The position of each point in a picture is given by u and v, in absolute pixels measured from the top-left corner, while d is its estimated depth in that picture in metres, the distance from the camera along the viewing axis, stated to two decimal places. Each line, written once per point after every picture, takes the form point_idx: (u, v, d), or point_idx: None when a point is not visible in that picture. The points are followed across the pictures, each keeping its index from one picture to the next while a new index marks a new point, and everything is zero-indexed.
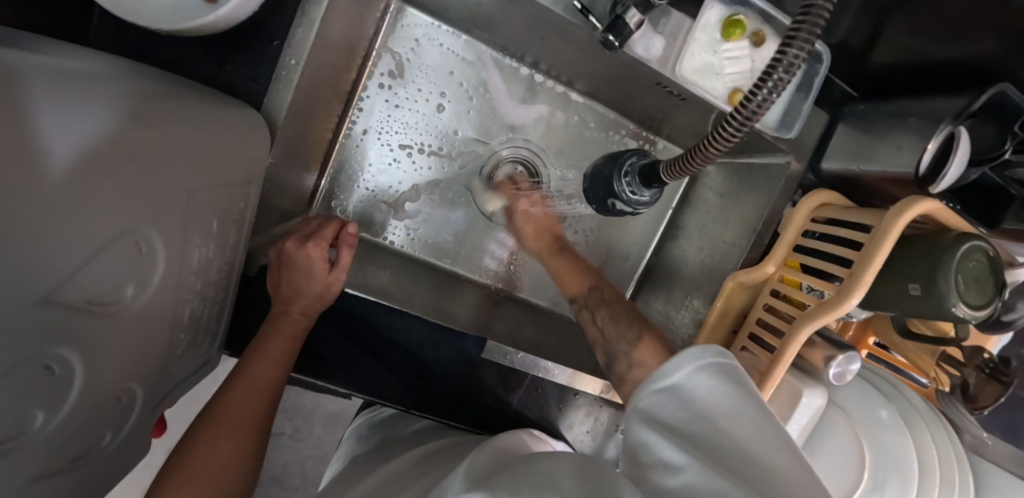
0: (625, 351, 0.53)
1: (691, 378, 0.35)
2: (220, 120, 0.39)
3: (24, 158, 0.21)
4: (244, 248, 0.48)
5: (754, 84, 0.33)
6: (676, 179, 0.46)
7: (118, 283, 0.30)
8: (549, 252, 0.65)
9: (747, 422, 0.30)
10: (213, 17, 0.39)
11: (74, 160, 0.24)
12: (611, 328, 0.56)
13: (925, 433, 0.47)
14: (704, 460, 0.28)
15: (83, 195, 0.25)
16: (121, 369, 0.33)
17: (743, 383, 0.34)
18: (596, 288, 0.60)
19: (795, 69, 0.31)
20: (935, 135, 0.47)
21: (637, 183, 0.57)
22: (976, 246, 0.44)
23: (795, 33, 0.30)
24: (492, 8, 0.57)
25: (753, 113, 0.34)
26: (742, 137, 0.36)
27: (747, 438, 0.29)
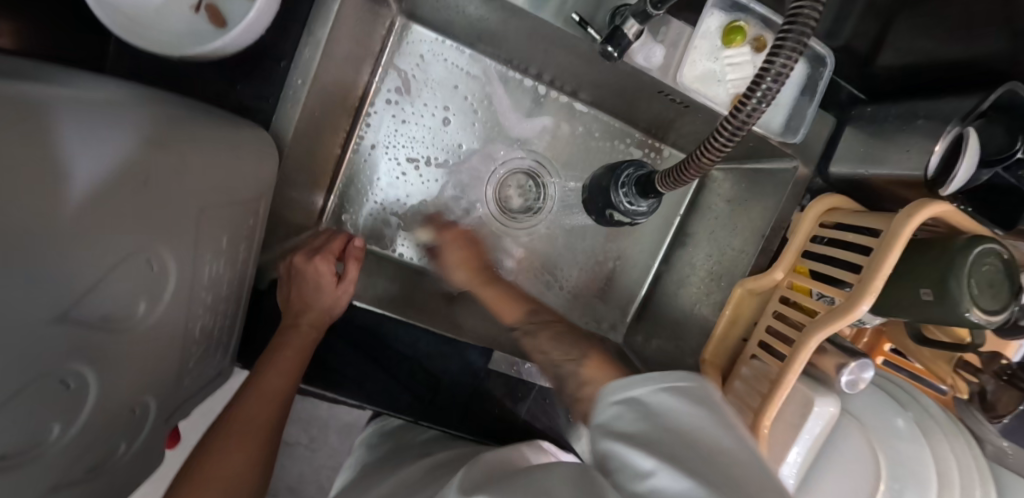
0: (572, 370, 0.48)
1: (653, 392, 0.35)
2: (231, 140, 0.41)
3: (45, 183, 0.22)
4: (254, 263, 0.49)
5: (745, 92, 0.32)
6: (672, 189, 0.46)
7: (132, 299, 0.31)
8: (478, 283, 0.62)
9: (708, 426, 0.32)
10: (221, 42, 0.41)
11: (94, 183, 0.26)
12: (554, 350, 0.53)
13: (943, 442, 0.46)
14: (672, 463, 0.29)
15: (101, 214, 0.27)
16: (135, 382, 0.34)
17: (704, 394, 0.35)
18: (536, 312, 0.59)
19: (784, 78, 0.31)
20: (943, 135, 0.47)
21: (633, 193, 0.57)
22: (990, 249, 0.43)
23: (782, 42, 0.30)
24: (494, 23, 0.58)
25: (744, 122, 0.33)
26: (732, 148, 0.35)
27: (707, 440, 0.31)
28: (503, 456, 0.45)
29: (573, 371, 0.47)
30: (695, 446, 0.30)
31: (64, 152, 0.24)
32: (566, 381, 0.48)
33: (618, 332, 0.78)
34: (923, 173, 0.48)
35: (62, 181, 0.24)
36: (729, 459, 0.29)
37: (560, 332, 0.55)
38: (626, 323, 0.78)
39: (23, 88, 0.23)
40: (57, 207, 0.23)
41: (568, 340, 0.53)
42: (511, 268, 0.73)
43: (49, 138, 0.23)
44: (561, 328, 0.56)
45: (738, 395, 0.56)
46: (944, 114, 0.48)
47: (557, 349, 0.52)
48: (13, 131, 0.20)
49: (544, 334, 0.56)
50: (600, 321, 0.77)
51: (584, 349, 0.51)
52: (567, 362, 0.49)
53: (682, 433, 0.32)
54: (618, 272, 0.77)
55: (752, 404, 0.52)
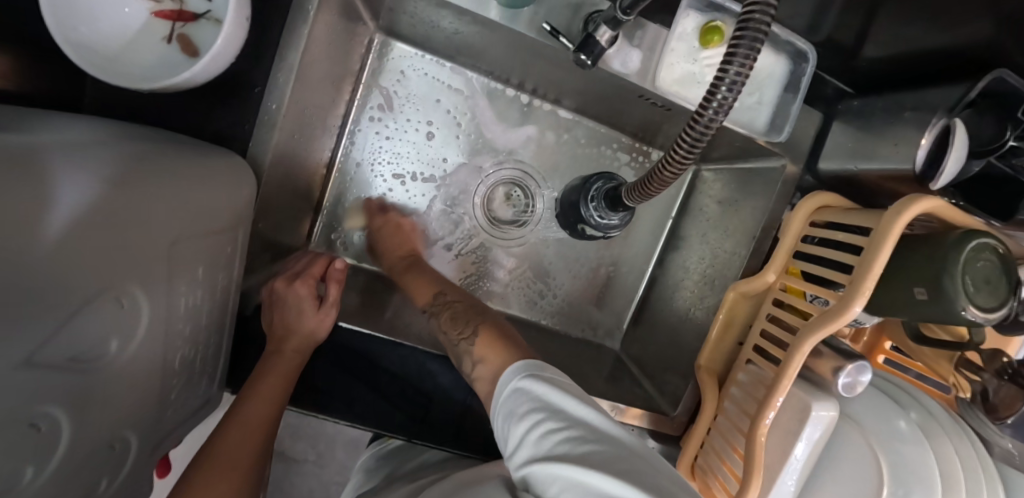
0: (467, 348, 0.47)
1: (532, 387, 0.37)
2: (205, 170, 0.41)
3: (18, 232, 0.23)
4: (237, 290, 0.49)
5: (703, 100, 0.31)
6: (638, 201, 0.45)
7: (103, 337, 0.31)
8: (403, 269, 0.61)
9: (589, 412, 0.35)
10: (189, 74, 0.41)
11: (65, 227, 0.26)
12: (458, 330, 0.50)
13: (944, 443, 0.45)
14: (586, 464, 0.31)
15: (71, 258, 0.27)
16: (113, 418, 0.34)
17: (565, 378, 0.39)
18: (445, 296, 0.55)
19: (739, 86, 0.29)
20: (927, 129, 0.45)
21: (603, 207, 0.57)
22: (984, 244, 0.41)
23: (734, 51, 0.28)
24: (470, 36, 0.58)
25: (704, 132, 0.32)
26: (694, 160, 0.34)
27: (598, 429, 0.34)
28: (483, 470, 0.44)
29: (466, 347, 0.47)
30: (587, 438, 0.33)
31: (32, 199, 0.24)
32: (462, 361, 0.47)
33: (615, 339, 0.77)
34: (911, 167, 0.46)
35: (34, 228, 0.24)
36: (617, 443, 0.33)
37: (463, 311, 0.51)
38: (623, 329, 0.77)
39: None
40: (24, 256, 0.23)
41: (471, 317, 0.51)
42: (502, 279, 0.72)
43: (18, 187, 0.23)
44: (459, 309, 0.52)
45: (734, 401, 0.55)
46: (932, 105, 0.46)
47: (455, 328, 0.50)
48: None
49: (445, 315, 0.53)
50: (596, 328, 0.76)
51: (478, 322, 0.49)
52: (460, 339, 0.48)
53: (577, 426, 0.34)
54: (613, 278, 0.76)
55: (749, 410, 0.51)
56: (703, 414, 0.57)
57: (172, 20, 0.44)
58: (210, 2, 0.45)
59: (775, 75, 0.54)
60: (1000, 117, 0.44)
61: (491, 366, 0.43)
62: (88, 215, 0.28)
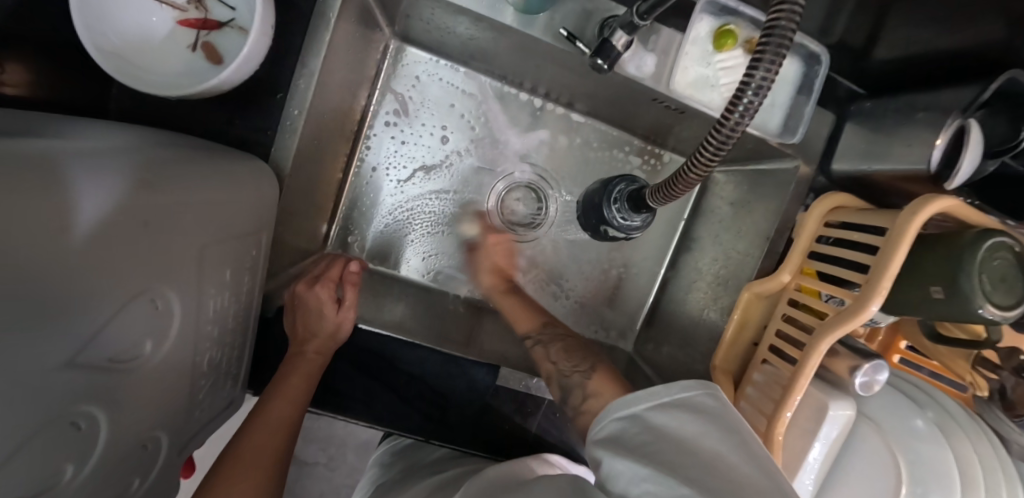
0: (579, 382, 0.47)
1: (655, 406, 0.38)
2: (230, 175, 0.41)
3: (55, 235, 0.24)
4: (259, 293, 0.50)
5: (728, 104, 0.31)
6: (661, 203, 0.45)
7: (139, 339, 0.32)
8: (503, 292, 0.63)
9: (701, 435, 0.35)
10: (216, 82, 0.41)
11: (100, 229, 0.27)
12: (565, 362, 0.51)
13: (962, 441, 0.45)
14: (662, 469, 0.32)
15: (105, 260, 0.28)
16: (146, 417, 0.35)
17: (703, 405, 0.38)
18: (551, 326, 0.57)
19: (765, 90, 0.30)
20: (943, 129, 0.46)
21: (626, 209, 0.57)
22: (1000, 242, 0.42)
23: (759, 57, 0.29)
24: (485, 41, 0.59)
25: (727, 137, 0.33)
26: (716, 164, 0.35)
27: (702, 450, 0.34)
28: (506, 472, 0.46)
29: (578, 384, 0.47)
30: (688, 454, 0.33)
31: (72, 202, 0.25)
32: (570, 395, 0.47)
33: (627, 340, 0.77)
34: (926, 167, 0.47)
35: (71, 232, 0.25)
36: (722, 465, 0.32)
37: (572, 344, 0.53)
38: (635, 330, 0.77)
39: (29, 145, 0.24)
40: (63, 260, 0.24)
41: (578, 353, 0.52)
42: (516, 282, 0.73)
43: (57, 192, 0.24)
44: (569, 342, 0.54)
45: (750, 401, 0.55)
46: (945, 106, 0.46)
47: (567, 360, 0.51)
48: (18, 192, 0.21)
49: (555, 347, 0.53)
50: (608, 329, 0.76)
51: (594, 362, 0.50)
52: (561, 364, 0.51)
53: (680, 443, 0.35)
54: (625, 279, 0.76)
55: (765, 410, 0.51)
56: None
57: (196, 28, 0.45)
58: (233, 10, 0.46)
59: (788, 77, 0.55)
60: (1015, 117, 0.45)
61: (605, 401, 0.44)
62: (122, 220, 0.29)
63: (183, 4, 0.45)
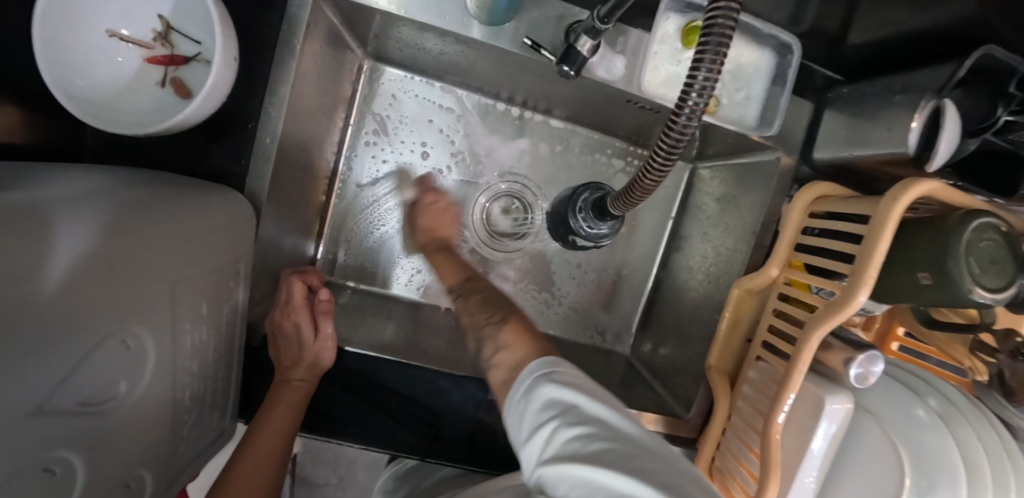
0: (491, 334, 0.44)
1: (552, 382, 0.35)
2: (201, 209, 0.41)
3: (8, 294, 0.24)
4: (242, 322, 0.50)
5: (674, 105, 0.31)
6: (623, 208, 0.44)
7: (113, 380, 0.32)
8: (435, 248, 0.58)
9: (612, 414, 0.34)
10: (180, 118, 0.41)
11: (60, 281, 0.27)
12: (479, 314, 0.47)
13: (966, 427, 0.44)
14: (600, 463, 0.30)
15: (69, 309, 0.28)
16: (125, 459, 0.35)
17: (582, 377, 0.37)
18: (472, 279, 0.52)
19: (709, 91, 0.29)
20: (918, 110, 0.45)
21: (591, 216, 0.57)
22: (986, 223, 0.41)
23: (699, 57, 0.28)
24: (455, 55, 0.59)
25: (677, 140, 0.32)
26: (672, 167, 0.34)
27: (622, 436, 0.32)
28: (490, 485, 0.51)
29: (491, 334, 0.44)
30: (608, 440, 0.32)
31: (28, 254, 0.25)
32: (484, 346, 0.44)
33: (624, 344, 0.77)
34: (906, 151, 0.46)
35: (28, 287, 0.25)
36: (642, 449, 0.32)
37: (492, 296, 0.48)
38: (632, 332, 0.76)
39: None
40: (18, 318, 0.24)
41: (498, 302, 0.48)
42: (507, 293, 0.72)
43: (14, 246, 0.24)
44: (489, 293, 0.49)
45: (746, 400, 0.54)
46: (922, 87, 0.46)
47: (483, 312, 0.47)
48: None
49: (474, 298, 0.49)
50: (604, 333, 0.75)
51: (510, 311, 0.46)
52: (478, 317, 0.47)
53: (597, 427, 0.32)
54: (617, 282, 0.75)
55: (761, 409, 0.50)
56: (717, 414, 0.56)
57: (163, 64, 0.45)
58: (199, 44, 0.46)
59: (761, 70, 0.54)
60: (990, 94, 0.44)
61: (516, 354, 0.41)
62: (82, 268, 0.29)
63: (150, 42, 0.45)
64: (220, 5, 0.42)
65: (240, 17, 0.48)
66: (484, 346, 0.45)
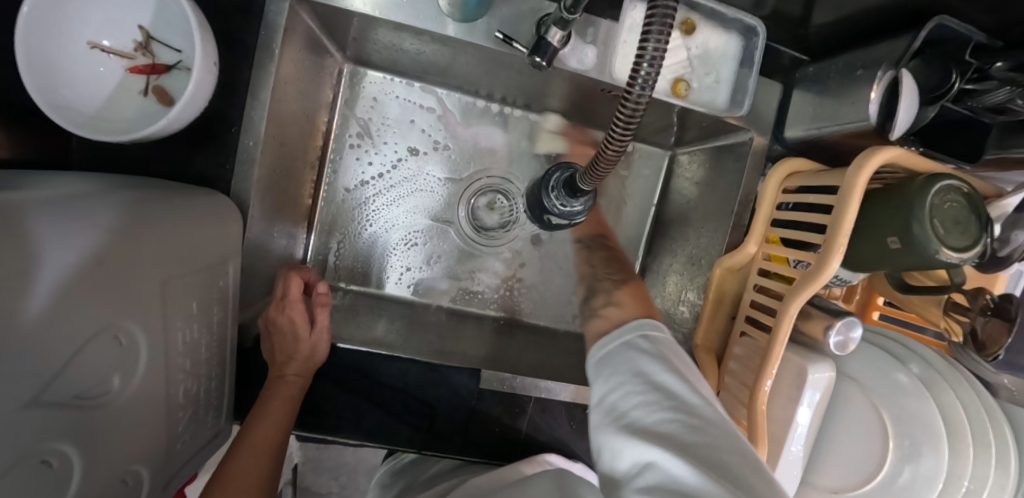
0: (607, 288, 0.58)
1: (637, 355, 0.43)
2: (190, 211, 0.43)
3: (8, 289, 0.25)
4: (233, 323, 0.51)
5: (629, 77, 0.32)
6: (592, 184, 0.45)
7: (106, 375, 0.33)
8: None
9: (686, 391, 0.39)
10: (163, 123, 0.43)
11: (54, 275, 0.28)
12: (599, 267, 0.63)
13: (947, 391, 0.45)
14: (622, 415, 0.40)
15: (65, 303, 0.29)
16: (122, 453, 0.36)
17: (669, 349, 0.44)
18: (601, 236, 0.68)
19: (660, 61, 0.30)
20: (876, 81, 0.47)
21: (563, 194, 0.51)
22: (948, 186, 0.42)
23: (648, 27, 0.30)
24: (434, 55, 0.60)
25: (635, 109, 0.33)
26: (632, 137, 0.35)
27: (680, 406, 0.38)
28: (492, 478, 0.53)
29: (607, 289, 0.58)
30: (663, 406, 0.38)
31: (19, 251, 0.26)
32: (597, 296, 0.58)
33: None
34: (868, 122, 0.47)
35: (21, 281, 0.26)
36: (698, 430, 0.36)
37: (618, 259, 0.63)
38: None
39: None
40: (17, 313, 0.25)
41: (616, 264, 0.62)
42: (496, 283, 0.73)
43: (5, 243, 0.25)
44: (612, 253, 0.65)
45: (733, 376, 0.55)
46: (881, 61, 0.47)
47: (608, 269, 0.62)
48: None
49: (597, 253, 0.66)
50: None
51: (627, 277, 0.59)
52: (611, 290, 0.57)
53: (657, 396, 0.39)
54: None
55: (747, 382, 0.51)
56: None
57: (145, 73, 0.46)
58: (179, 52, 0.48)
59: (729, 53, 0.55)
60: (944, 61, 0.45)
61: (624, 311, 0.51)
62: (74, 264, 0.30)
63: (130, 52, 0.46)
64: (199, 13, 0.43)
65: (219, 25, 0.50)
66: (596, 297, 0.58)
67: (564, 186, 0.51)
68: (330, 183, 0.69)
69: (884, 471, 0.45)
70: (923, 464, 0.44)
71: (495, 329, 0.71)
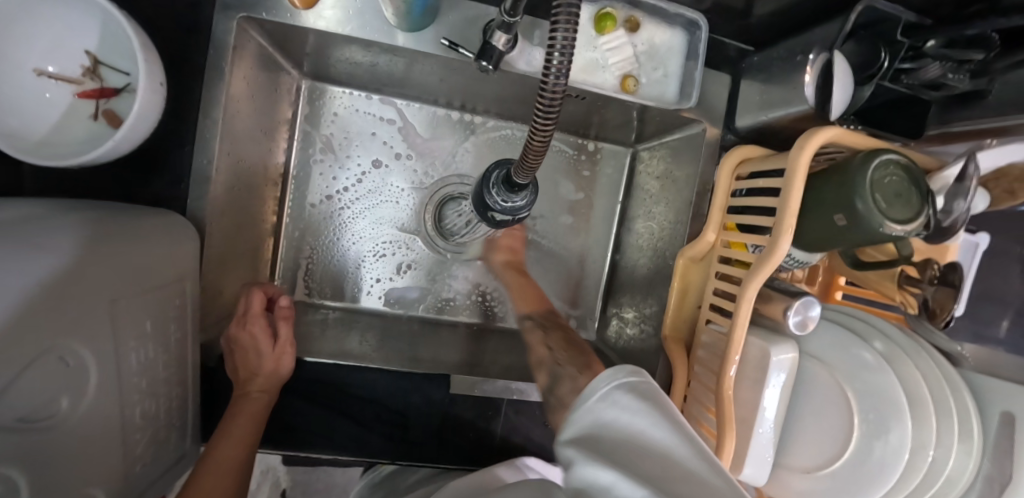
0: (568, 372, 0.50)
1: (624, 393, 0.37)
2: (139, 231, 0.43)
3: None
4: (193, 341, 0.51)
5: (543, 66, 0.32)
6: (529, 178, 0.46)
7: (53, 397, 0.33)
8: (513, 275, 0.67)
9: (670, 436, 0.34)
10: (111, 143, 0.43)
11: (2, 295, 0.28)
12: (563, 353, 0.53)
13: (908, 364, 0.45)
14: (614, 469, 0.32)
15: (11, 324, 0.29)
16: (75, 478, 0.35)
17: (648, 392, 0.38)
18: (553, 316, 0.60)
19: (571, 50, 0.31)
20: (809, 65, 0.48)
21: (503, 190, 0.51)
22: (888, 161, 0.43)
23: (556, 15, 0.30)
24: (388, 66, 0.61)
25: (552, 99, 0.33)
26: (554, 128, 0.35)
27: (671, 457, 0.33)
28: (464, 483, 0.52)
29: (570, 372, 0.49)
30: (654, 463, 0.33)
31: None
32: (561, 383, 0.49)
33: (589, 329, 0.78)
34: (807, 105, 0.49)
35: None
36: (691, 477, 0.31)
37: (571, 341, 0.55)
38: (596, 317, 0.78)
39: None
40: None
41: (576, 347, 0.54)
42: (468, 290, 0.73)
43: None
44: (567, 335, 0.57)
45: (701, 364, 0.55)
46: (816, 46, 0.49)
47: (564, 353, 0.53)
48: None
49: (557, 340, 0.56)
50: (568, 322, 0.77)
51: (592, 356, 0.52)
52: (556, 354, 0.53)
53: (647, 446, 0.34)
54: (579, 270, 0.77)
55: (713, 368, 0.52)
56: (677, 381, 0.57)
57: (94, 98, 0.47)
58: (128, 75, 0.48)
59: (674, 47, 0.56)
60: (874, 41, 0.46)
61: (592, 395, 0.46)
62: (25, 284, 0.30)
63: (79, 77, 0.47)
64: (141, 34, 0.43)
65: (168, 48, 0.50)
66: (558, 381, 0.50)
67: (502, 182, 0.51)
68: (295, 200, 0.69)
69: (852, 448, 0.45)
70: (890, 439, 0.43)
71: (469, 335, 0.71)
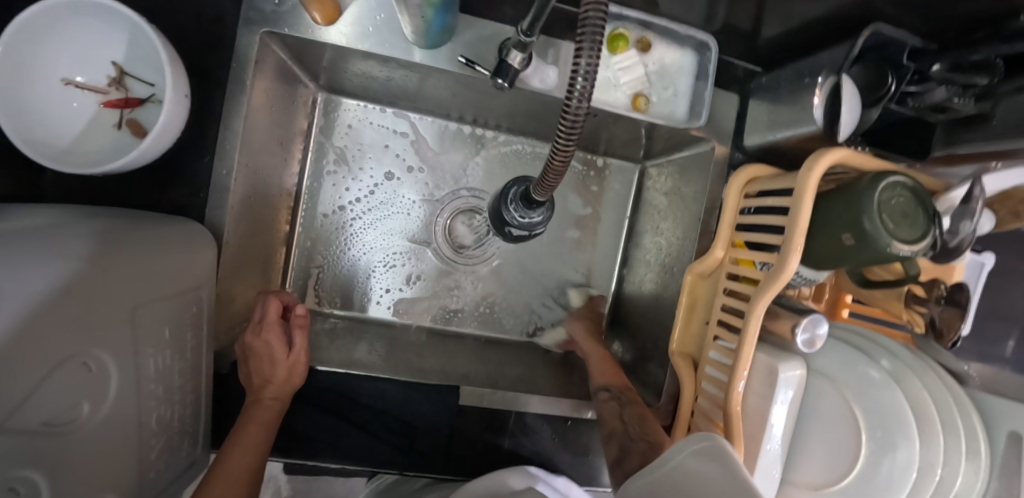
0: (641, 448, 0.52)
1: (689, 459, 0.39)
2: (161, 239, 0.43)
3: None
4: (207, 349, 0.51)
5: (567, 89, 0.33)
6: (547, 195, 0.46)
7: (75, 402, 0.33)
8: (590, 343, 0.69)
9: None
10: (136, 153, 0.44)
11: (30, 301, 0.29)
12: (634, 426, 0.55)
13: (915, 382, 0.46)
14: None
15: (37, 329, 0.29)
16: (92, 484, 0.36)
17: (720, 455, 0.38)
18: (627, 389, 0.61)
19: (593, 75, 0.32)
20: (818, 86, 0.50)
21: (521, 206, 0.52)
22: (895, 182, 0.44)
23: (580, 41, 0.31)
24: (403, 81, 0.62)
25: (574, 122, 0.34)
26: (575, 148, 0.36)
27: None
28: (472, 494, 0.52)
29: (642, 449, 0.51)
30: None
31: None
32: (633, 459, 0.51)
33: None
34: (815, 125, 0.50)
35: None
36: None
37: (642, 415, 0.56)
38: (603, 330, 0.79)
39: None
40: None
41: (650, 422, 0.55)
42: (476, 302, 0.74)
43: None
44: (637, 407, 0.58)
45: (709, 379, 0.55)
46: (823, 69, 0.50)
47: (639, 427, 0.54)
48: None
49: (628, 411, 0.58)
50: None
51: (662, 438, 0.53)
52: (629, 426, 0.55)
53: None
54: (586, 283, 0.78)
55: (722, 384, 0.52)
56: (684, 396, 0.57)
57: (119, 108, 0.49)
58: (153, 86, 0.50)
59: (684, 67, 0.58)
60: (880, 64, 0.47)
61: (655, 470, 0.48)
62: (52, 291, 0.30)
63: (105, 88, 0.48)
64: (169, 48, 0.45)
65: (191, 61, 0.52)
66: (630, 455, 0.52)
67: (520, 198, 0.52)
68: (308, 210, 0.70)
69: (859, 465, 0.45)
70: (897, 456, 0.44)
71: (477, 347, 0.72)
